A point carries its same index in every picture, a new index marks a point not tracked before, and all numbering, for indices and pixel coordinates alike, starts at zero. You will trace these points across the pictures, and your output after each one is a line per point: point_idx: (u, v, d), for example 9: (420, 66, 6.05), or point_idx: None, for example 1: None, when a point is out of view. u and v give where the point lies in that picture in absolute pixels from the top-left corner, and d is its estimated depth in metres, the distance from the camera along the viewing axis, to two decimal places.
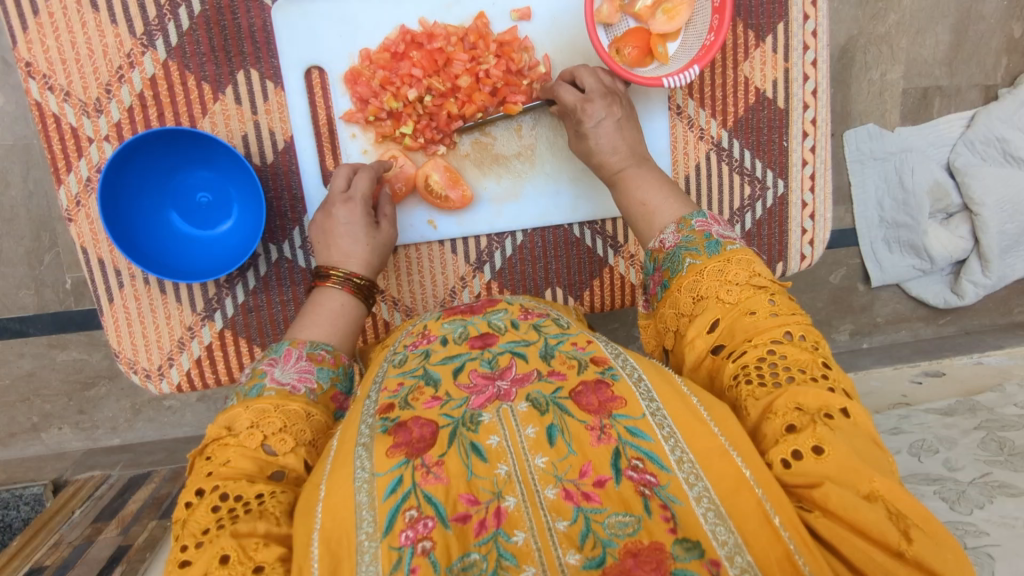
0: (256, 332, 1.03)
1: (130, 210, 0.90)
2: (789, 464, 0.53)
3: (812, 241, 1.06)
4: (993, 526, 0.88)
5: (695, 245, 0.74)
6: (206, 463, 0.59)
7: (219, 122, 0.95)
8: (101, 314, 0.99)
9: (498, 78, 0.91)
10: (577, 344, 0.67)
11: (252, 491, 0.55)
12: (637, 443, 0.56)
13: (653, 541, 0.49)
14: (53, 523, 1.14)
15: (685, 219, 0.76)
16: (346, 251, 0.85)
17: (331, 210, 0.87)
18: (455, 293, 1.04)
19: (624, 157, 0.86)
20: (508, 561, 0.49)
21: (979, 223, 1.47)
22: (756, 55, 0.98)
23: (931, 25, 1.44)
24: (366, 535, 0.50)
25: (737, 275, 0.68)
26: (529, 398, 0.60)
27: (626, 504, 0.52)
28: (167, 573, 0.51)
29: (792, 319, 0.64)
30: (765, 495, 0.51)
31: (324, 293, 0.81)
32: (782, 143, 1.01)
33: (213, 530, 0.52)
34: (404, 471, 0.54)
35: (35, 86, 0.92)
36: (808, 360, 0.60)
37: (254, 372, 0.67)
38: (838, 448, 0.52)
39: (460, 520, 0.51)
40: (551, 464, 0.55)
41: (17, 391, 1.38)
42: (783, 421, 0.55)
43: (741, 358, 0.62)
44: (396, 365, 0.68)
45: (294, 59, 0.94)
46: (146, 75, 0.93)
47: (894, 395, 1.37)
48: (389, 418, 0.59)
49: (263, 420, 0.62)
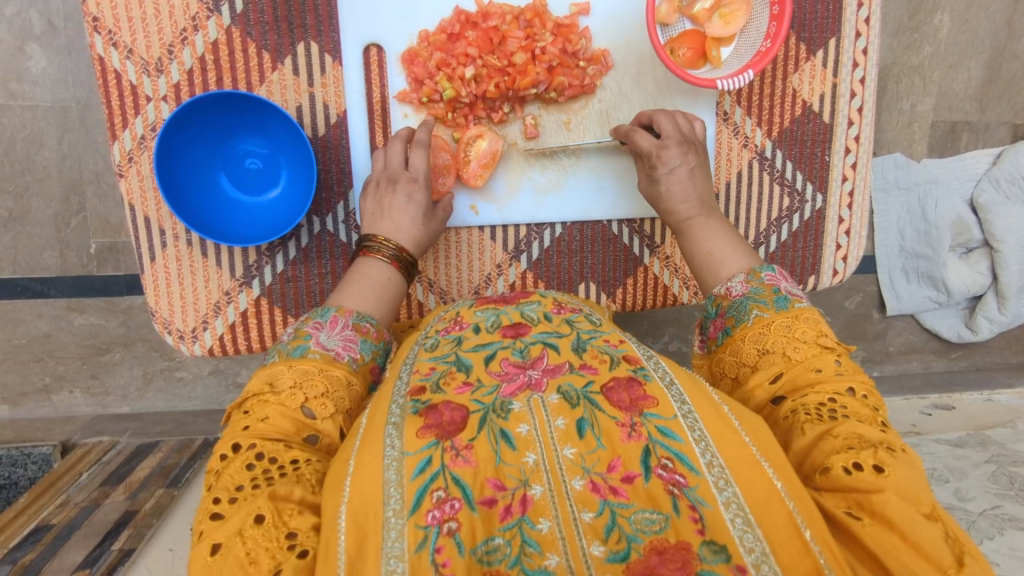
0: (292, 303, 0.95)
1: (181, 170, 0.85)
2: (851, 472, 0.52)
3: (845, 257, 1.03)
4: (1003, 556, 0.89)
5: (762, 298, 0.71)
6: (243, 417, 0.59)
7: (276, 92, 0.89)
8: (140, 273, 0.92)
9: (555, 56, 0.87)
10: (609, 341, 0.64)
11: (287, 455, 0.55)
12: (667, 443, 0.53)
13: (680, 540, 0.47)
14: (60, 483, 1.14)
15: (755, 270, 0.73)
16: (397, 226, 0.82)
17: (391, 193, 0.84)
18: (490, 281, 0.99)
19: (694, 204, 0.82)
20: (532, 548, 0.47)
21: (999, 260, 1.47)
22: (806, 68, 0.96)
23: (965, 60, 1.45)
24: (393, 512, 0.49)
25: (806, 332, 0.65)
26: (561, 390, 0.58)
27: (655, 501, 0.50)
28: (197, 523, 0.52)
29: (858, 378, 0.62)
30: (796, 508, 0.50)
31: (367, 262, 0.79)
32: (824, 157, 0.99)
33: (249, 489, 0.52)
34: (433, 453, 0.52)
35: (100, 42, 0.85)
36: (868, 415, 0.58)
37: (299, 335, 0.67)
38: (901, 472, 0.52)
39: (487, 504, 0.49)
40: (580, 456, 0.52)
41: (31, 350, 1.39)
42: (844, 441, 0.55)
43: (801, 397, 0.61)
44: (428, 349, 0.66)
45: (354, 34, 0.88)
46: (209, 40, 0.87)
47: (904, 423, 1.36)
48: (420, 401, 0.57)
49: (306, 382, 0.62)
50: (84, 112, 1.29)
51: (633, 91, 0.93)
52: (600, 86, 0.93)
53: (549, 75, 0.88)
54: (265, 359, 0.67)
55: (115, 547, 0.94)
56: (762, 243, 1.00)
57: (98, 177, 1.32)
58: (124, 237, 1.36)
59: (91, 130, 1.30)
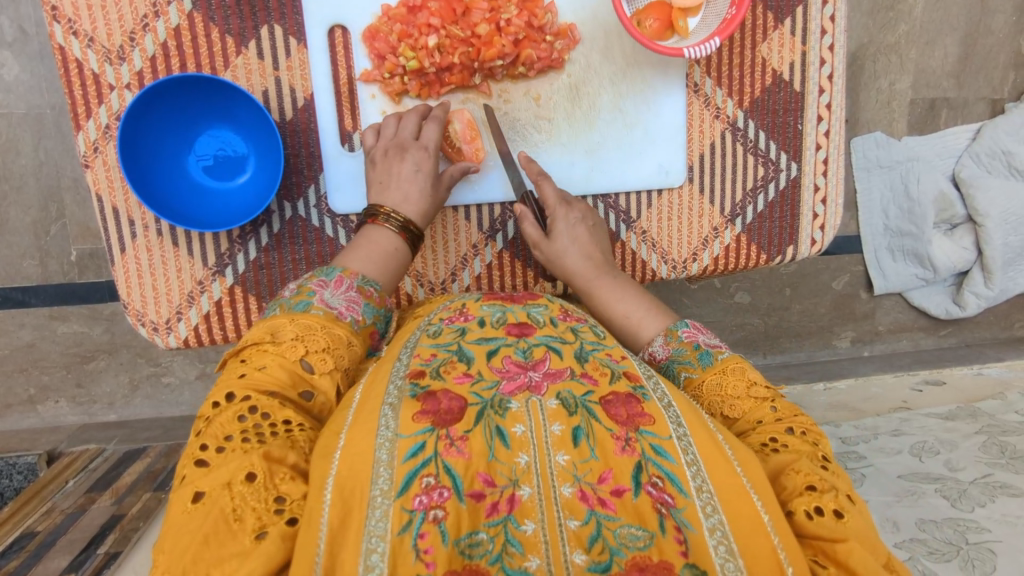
0: (267, 290, 0.94)
1: (148, 158, 0.84)
2: (812, 516, 0.51)
3: (823, 227, 1.02)
4: (995, 523, 0.88)
5: (687, 358, 0.70)
6: (240, 365, 0.59)
7: (241, 76, 0.88)
8: (111, 264, 0.91)
9: (520, 29, 0.84)
10: (612, 355, 0.62)
11: (281, 415, 0.55)
12: (660, 462, 0.52)
13: (663, 559, 0.47)
14: (45, 492, 1.12)
15: (672, 330, 0.73)
16: (402, 193, 0.82)
17: (398, 162, 0.82)
18: (466, 262, 0.97)
19: (596, 262, 0.85)
20: (514, 548, 0.47)
21: (982, 234, 1.46)
22: (775, 36, 0.95)
23: (940, 37, 1.46)
24: (380, 492, 0.48)
25: (736, 387, 0.64)
26: (559, 396, 0.56)
27: (642, 518, 0.49)
28: (181, 467, 0.52)
29: (795, 419, 0.61)
30: (781, 544, 0.48)
31: (371, 229, 0.79)
32: (797, 126, 0.98)
33: (237, 441, 0.52)
34: (428, 438, 0.51)
35: (60, 31, 0.84)
36: (808, 451, 0.57)
37: (303, 290, 0.67)
38: (857, 520, 0.51)
39: (475, 497, 0.49)
40: (572, 463, 0.51)
41: (15, 360, 1.37)
42: (804, 479, 0.53)
43: (745, 439, 0.60)
44: (430, 335, 0.64)
45: (318, 16, 0.86)
46: (171, 25, 0.85)
47: (895, 400, 1.35)
48: (418, 385, 0.56)
49: (308, 335, 0.62)
50: (60, 117, 1.28)
51: (602, 64, 0.92)
52: (567, 61, 0.91)
53: (515, 48, 0.85)
54: (268, 311, 0.67)
55: (100, 551, 0.93)
56: (739, 215, 1.00)
57: (76, 183, 1.31)
58: (104, 243, 1.34)
59: (67, 135, 1.29)
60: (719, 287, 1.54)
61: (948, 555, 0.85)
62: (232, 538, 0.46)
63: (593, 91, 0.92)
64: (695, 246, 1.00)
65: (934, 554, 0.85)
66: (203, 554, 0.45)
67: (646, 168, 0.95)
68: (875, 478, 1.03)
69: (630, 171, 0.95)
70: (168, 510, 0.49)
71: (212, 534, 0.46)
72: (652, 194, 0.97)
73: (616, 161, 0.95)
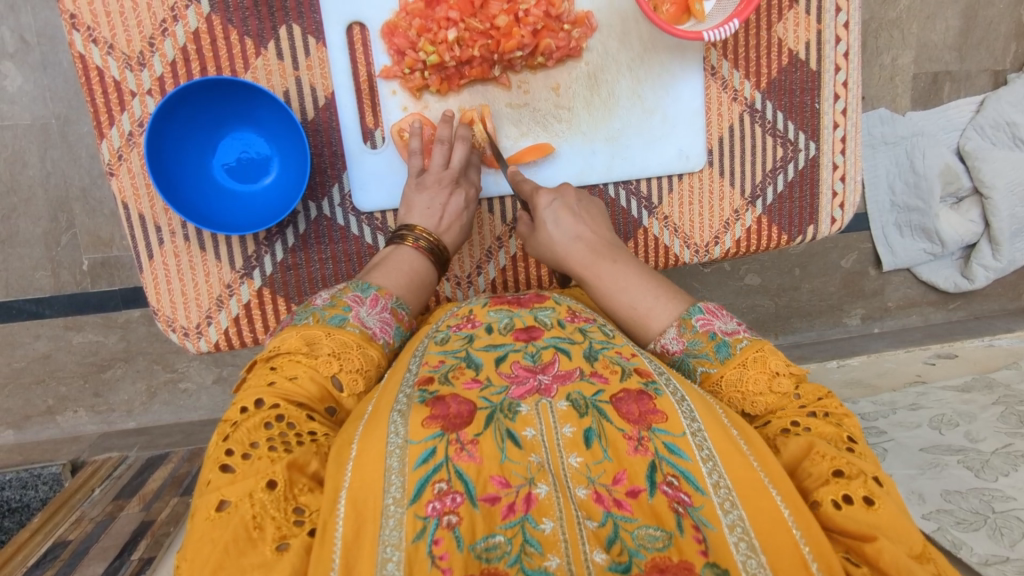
0: (295, 291, 0.94)
1: (174, 161, 0.85)
2: (840, 505, 0.50)
3: (842, 205, 1.02)
4: (1020, 491, 0.89)
5: (703, 350, 0.65)
6: (270, 372, 0.59)
7: (261, 78, 0.87)
8: (140, 271, 0.91)
9: (539, 19, 0.84)
10: (622, 352, 0.62)
11: (305, 426, 0.56)
12: (674, 460, 0.52)
13: (682, 560, 0.46)
14: (73, 500, 1.13)
15: (685, 318, 0.67)
16: (437, 222, 0.85)
17: (448, 195, 0.86)
18: (491, 254, 0.97)
19: (589, 244, 0.78)
20: (533, 548, 0.46)
21: (990, 207, 1.46)
22: (790, 16, 0.95)
23: (941, 10, 1.45)
24: (393, 500, 0.48)
25: (757, 384, 0.61)
26: (570, 397, 0.57)
27: (659, 518, 0.48)
28: (206, 471, 0.53)
29: (819, 402, 0.60)
30: (804, 537, 0.47)
31: (406, 252, 0.79)
32: (814, 105, 0.98)
33: (262, 448, 0.53)
34: (438, 443, 0.52)
35: (79, 39, 0.83)
36: (833, 433, 0.56)
37: (338, 304, 0.66)
38: (889, 505, 0.50)
39: (489, 501, 0.49)
40: (585, 465, 0.52)
41: (32, 372, 1.38)
42: (830, 465, 0.52)
43: (765, 426, 0.59)
44: (438, 342, 0.65)
45: (335, 14, 0.86)
46: (190, 29, 0.85)
47: (909, 374, 1.35)
48: (427, 391, 0.57)
49: (344, 353, 0.62)
50: (65, 127, 1.28)
51: (620, 52, 0.91)
52: (585, 50, 0.91)
53: (534, 38, 0.85)
54: (299, 316, 0.66)
55: (134, 557, 0.93)
56: (759, 196, 1.00)
57: (85, 193, 1.31)
58: (116, 251, 1.34)
59: (73, 145, 1.29)
60: (730, 270, 1.54)
61: (975, 524, 0.86)
62: (252, 547, 0.47)
63: (611, 79, 0.92)
64: (717, 229, 1.00)
65: (961, 523, 0.86)
66: (223, 564, 0.46)
67: (667, 153, 0.96)
68: (897, 453, 1.04)
69: (652, 158, 0.95)
70: (193, 516, 0.50)
71: (233, 543, 0.46)
72: (674, 178, 0.98)
73: (638, 148, 0.95)
